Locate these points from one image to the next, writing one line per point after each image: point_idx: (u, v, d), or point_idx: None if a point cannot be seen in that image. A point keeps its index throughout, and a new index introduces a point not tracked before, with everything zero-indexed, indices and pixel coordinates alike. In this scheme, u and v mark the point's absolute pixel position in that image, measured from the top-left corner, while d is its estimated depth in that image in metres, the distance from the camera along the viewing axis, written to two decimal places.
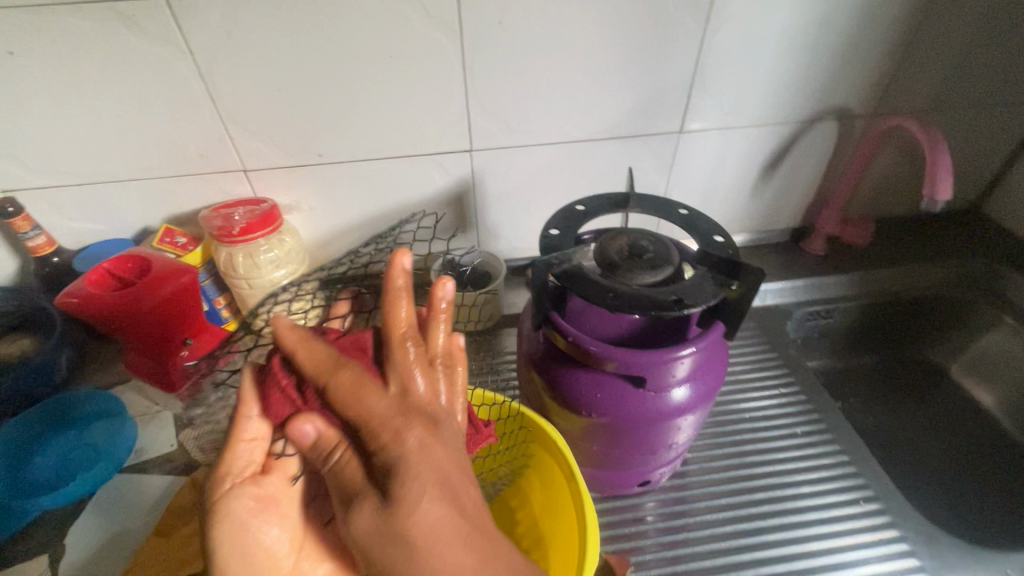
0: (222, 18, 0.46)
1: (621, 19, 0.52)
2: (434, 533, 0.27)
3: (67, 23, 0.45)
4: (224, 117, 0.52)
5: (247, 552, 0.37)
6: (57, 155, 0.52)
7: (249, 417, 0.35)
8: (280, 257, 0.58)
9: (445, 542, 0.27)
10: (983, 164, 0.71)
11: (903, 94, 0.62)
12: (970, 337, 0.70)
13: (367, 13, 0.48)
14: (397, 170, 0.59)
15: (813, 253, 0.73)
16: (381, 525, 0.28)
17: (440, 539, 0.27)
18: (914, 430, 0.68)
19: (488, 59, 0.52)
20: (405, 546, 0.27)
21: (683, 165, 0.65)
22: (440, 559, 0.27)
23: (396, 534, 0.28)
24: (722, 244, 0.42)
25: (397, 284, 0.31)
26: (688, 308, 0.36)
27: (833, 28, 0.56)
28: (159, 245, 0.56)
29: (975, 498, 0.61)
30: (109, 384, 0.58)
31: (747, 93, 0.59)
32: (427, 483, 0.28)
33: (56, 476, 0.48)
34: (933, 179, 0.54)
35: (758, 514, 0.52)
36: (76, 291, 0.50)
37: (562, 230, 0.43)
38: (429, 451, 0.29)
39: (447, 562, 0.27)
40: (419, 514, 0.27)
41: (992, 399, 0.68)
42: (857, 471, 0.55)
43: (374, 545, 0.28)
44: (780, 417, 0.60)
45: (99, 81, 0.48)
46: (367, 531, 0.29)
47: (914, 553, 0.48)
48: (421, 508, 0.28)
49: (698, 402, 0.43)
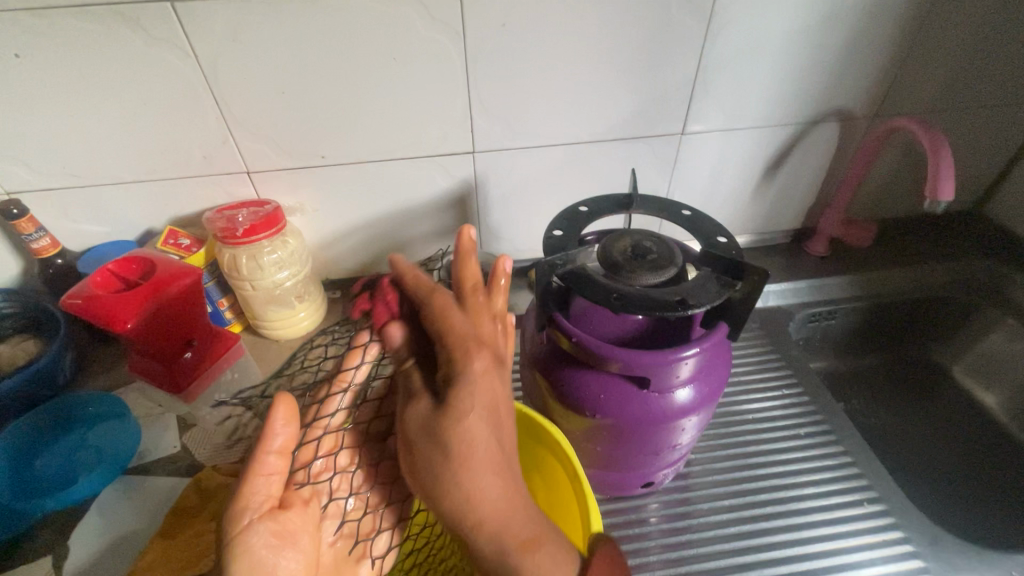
0: (226, 21, 0.47)
1: (623, 21, 0.52)
2: (475, 453, 0.32)
3: (72, 26, 0.45)
4: (228, 119, 0.52)
5: None
6: (61, 157, 0.52)
7: (270, 451, 0.34)
8: (283, 259, 0.58)
9: (485, 461, 0.32)
10: (985, 165, 0.71)
11: (904, 95, 0.62)
12: (973, 337, 0.70)
13: (371, 15, 0.48)
14: (400, 171, 0.59)
15: (815, 254, 0.74)
16: (433, 434, 0.32)
17: (477, 455, 0.32)
18: (917, 432, 0.68)
19: (491, 61, 0.53)
20: (451, 445, 0.32)
21: (685, 166, 0.65)
22: (472, 473, 0.32)
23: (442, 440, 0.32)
24: (725, 245, 0.42)
25: (468, 254, 0.37)
26: (692, 309, 0.36)
27: (834, 29, 0.56)
28: (163, 246, 0.56)
29: (979, 499, 0.61)
30: (113, 385, 0.58)
31: (749, 95, 0.60)
32: (480, 406, 0.32)
33: (63, 477, 0.49)
34: (935, 180, 0.55)
35: (762, 515, 0.52)
36: (77, 293, 0.49)
37: (566, 231, 0.44)
38: (491, 378, 0.33)
39: (477, 476, 0.32)
40: (468, 437, 0.32)
41: (995, 400, 0.68)
42: (861, 472, 0.55)
43: (422, 453, 0.33)
44: (783, 418, 0.60)
45: (104, 84, 0.49)
46: (417, 425, 0.33)
47: (918, 554, 0.48)
48: (468, 432, 0.32)
49: (702, 403, 0.43)
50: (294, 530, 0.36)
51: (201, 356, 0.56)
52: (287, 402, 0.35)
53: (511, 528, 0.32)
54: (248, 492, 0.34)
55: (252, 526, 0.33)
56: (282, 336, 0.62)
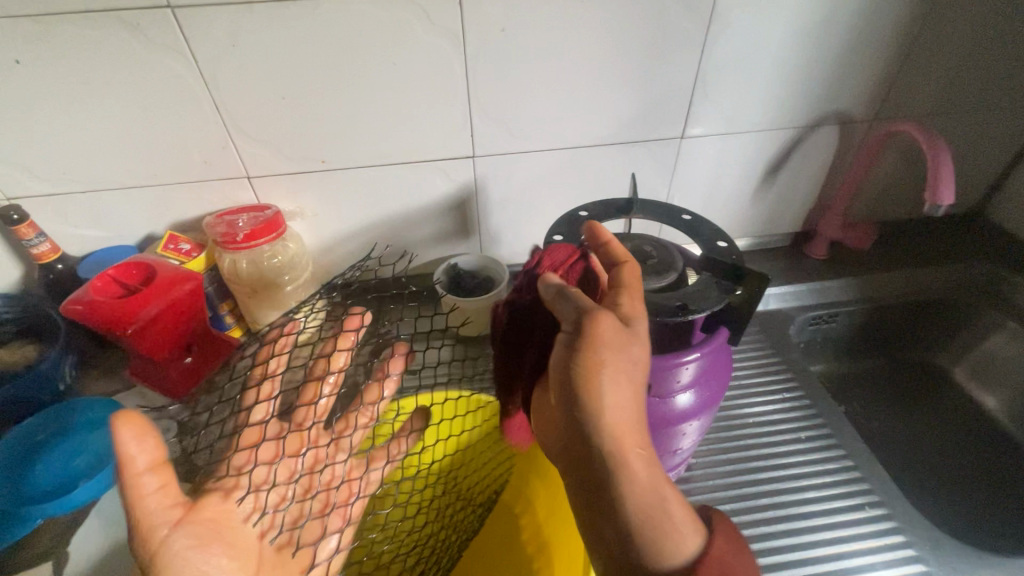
0: (227, 27, 0.47)
1: (622, 26, 0.52)
2: (634, 380, 0.32)
3: (73, 32, 0.45)
4: (229, 125, 0.53)
5: None
6: (61, 162, 0.52)
7: (140, 472, 0.30)
8: (284, 263, 0.59)
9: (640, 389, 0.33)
10: (985, 168, 0.71)
11: (903, 98, 0.62)
12: (974, 340, 0.70)
13: (371, 20, 0.48)
14: (400, 176, 0.59)
15: (815, 257, 0.74)
16: (607, 359, 0.32)
17: (638, 374, 0.33)
18: (918, 435, 0.68)
19: (491, 66, 0.53)
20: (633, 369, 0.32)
21: (685, 170, 0.65)
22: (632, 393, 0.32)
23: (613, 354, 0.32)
24: (726, 249, 0.42)
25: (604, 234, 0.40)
26: (692, 314, 0.36)
27: (833, 33, 0.56)
28: (163, 251, 0.55)
29: (980, 503, 0.60)
30: (113, 390, 0.58)
31: (749, 99, 0.60)
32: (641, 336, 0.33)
33: (61, 483, 0.48)
34: (934, 184, 0.55)
35: (763, 519, 0.52)
36: (80, 298, 0.50)
37: (566, 236, 0.44)
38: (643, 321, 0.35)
39: (626, 395, 0.32)
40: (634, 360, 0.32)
41: (997, 403, 0.68)
42: (862, 476, 0.54)
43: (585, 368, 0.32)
44: (784, 422, 0.60)
45: (104, 89, 0.49)
46: (610, 336, 0.32)
47: (921, 558, 0.48)
48: (636, 361, 0.32)
49: (703, 408, 0.43)
50: (218, 533, 0.34)
51: (201, 360, 0.56)
52: (134, 420, 0.29)
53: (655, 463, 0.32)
54: (155, 517, 0.31)
55: (169, 540, 0.31)
56: None
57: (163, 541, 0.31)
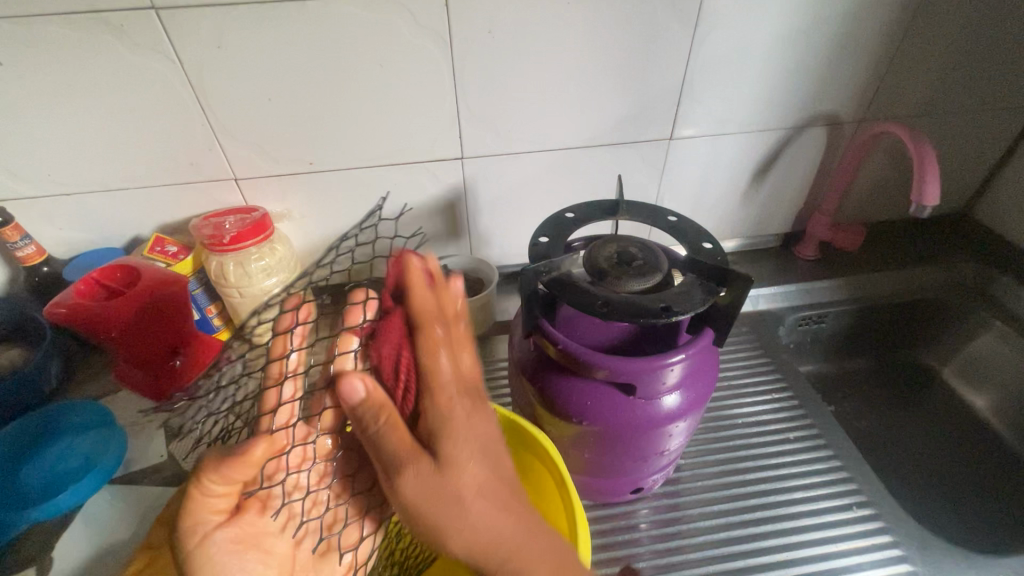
0: (212, 29, 0.46)
1: (609, 27, 0.52)
2: (478, 520, 0.31)
3: (55, 33, 0.45)
4: (215, 127, 0.52)
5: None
6: (46, 165, 0.52)
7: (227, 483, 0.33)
8: (272, 265, 0.58)
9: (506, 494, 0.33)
10: (972, 169, 0.71)
11: (890, 100, 0.63)
12: (961, 340, 0.70)
13: (357, 21, 0.48)
14: (388, 177, 0.59)
15: (805, 258, 0.74)
16: (432, 486, 0.30)
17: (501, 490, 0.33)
18: (907, 434, 0.68)
19: (478, 68, 0.53)
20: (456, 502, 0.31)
21: (675, 171, 0.65)
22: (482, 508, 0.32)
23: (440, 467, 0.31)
24: (711, 251, 0.42)
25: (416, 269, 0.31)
26: (677, 315, 0.36)
27: (820, 36, 0.56)
28: (150, 254, 0.55)
29: (968, 502, 0.61)
30: (100, 394, 0.58)
31: (737, 100, 0.60)
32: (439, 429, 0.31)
33: (47, 485, 0.48)
34: (920, 185, 0.55)
35: (752, 520, 0.52)
36: (64, 300, 0.50)
37: (552, 238, 0.44)
38: (475, 420, 0.32)
39: (490, 518, 0.32)
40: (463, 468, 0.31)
41: (985, 403, 0.68)
42: (850, 476, 0.55)
43: (420, 494, 0.30)
44: (773, 422, 0.60)
45: (88, 91, 0.48)
46: (461, 452, 0.31)
47: (907, 558, 0.48)
48: (468, 466, 0.31)
49: (689, 409, 0.43)
50: (255, 540, 0.37)
51: (189, 363, 0.54)
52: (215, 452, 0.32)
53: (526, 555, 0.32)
54: (199, 517, 0.33)
55: (211, 535, 0.34)
56: None
57: (207, 545, 0.34)
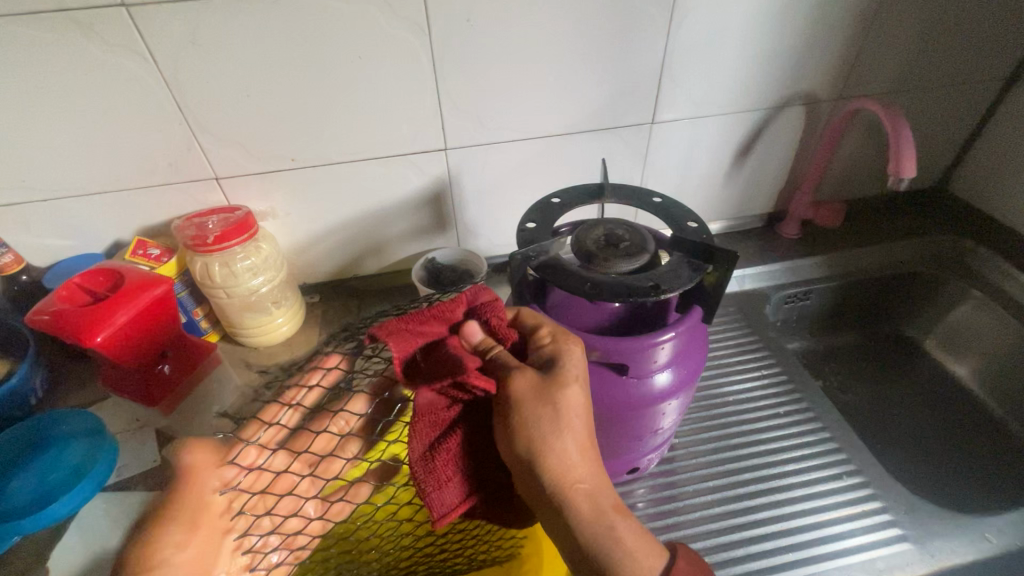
0: (185, 25, 0.46)
1: (587, 13, 0.52)
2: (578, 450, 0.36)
3: (19, 33, 0.43)
4: (192, 125, 0.52)
5: (561, 448, 0.35)
6: (19, 171, 0.51)
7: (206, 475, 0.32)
8: (258, 264, 0.58)
9: (574, 440, 0.36)
10: (946, 144, 0.73)
11: (866, 77, 0.64)
12: (943, 310, 0.72)
13: (333, 11, 0.47)
14: (372, 171, 0.58)
15: (787, 236, 0.75)
16: (530, 396, 0.36)
17: (572, 419, 0.36)
18: (891, 406, 0.70)
19: (458, 57, 0.53)
20: (556, 414, 0.36)
21: (657, 154, 0.65)
22: (562, 435, 0.36)
23: (564, 430, 0.36)
24: (695, 230, 0.42)
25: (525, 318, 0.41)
26: (665, 293, 0.37)
27: (792, 17, 0.57)
28: (132, 257, 0.55)
29: (950, 466, 0.63)
30: (87, 402, 0.57)
31: (716, 83, 0.61)
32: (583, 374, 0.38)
33: (33, 500, 0.46)
34: (898, 158, 0.56)
35: (747, 494, 0.53)
36: (44, 308, 0.48)
37: (539, 223, 0.44)
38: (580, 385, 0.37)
39: (572, 441, 0.36)
40: (567, 389, 0.36)
41: (966, 370, 0.70)
42: (839, 446, 0.56)
43: (525, 393, 0.36)
44: (763, 398, 0.61)
45: (58, 94, 0.47)
46: (524, 393, 0.36)
47: (896, 522, 0.50)
48: (571, 424, 0.36)
49: (681, 387, 0.44)
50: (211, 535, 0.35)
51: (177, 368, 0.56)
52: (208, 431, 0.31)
53: (603, 495, 0.36)
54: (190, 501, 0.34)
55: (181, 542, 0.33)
56: (259, 342, 0.62)
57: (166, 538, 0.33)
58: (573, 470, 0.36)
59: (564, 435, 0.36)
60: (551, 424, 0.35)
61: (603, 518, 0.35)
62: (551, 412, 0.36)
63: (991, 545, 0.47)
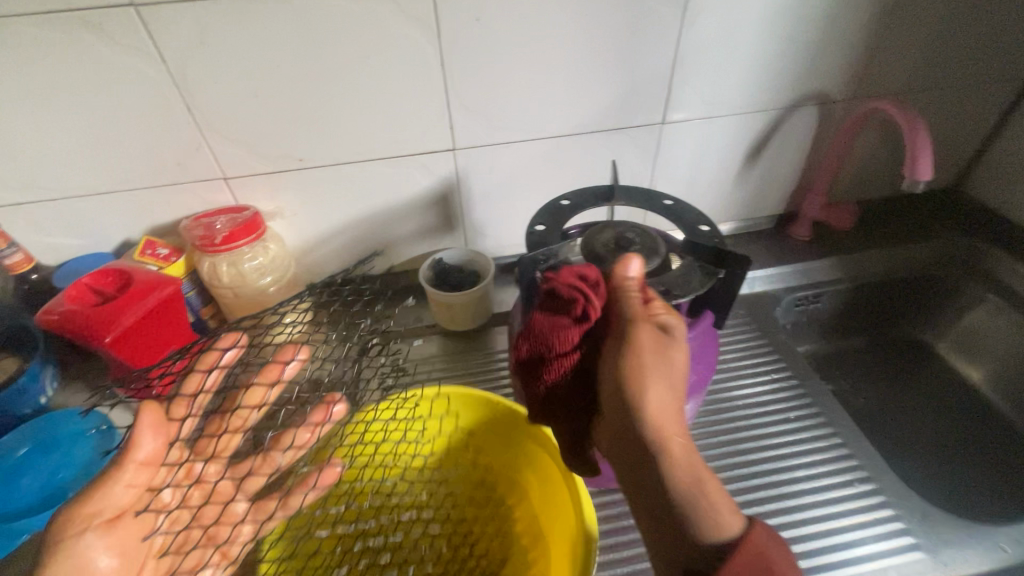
0: (194, 25, 0.46)
1: (598, 13, 0.52)
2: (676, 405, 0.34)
3: (29, 33, 0.44)
4: (201, 125, 0.51)
5: (661, 402, 0.34)
6: (30, 171, 0.51)
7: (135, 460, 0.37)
8: (265, 265, 0.58)
9: (674, 396, 0.34)
10: (963, 145, 0.72)
11: (881, 77, 0.63)
12: (958, 314, 0.71)
13: (342, 11, 0.47)
14: (380, 171, 0.58)
15: (798, 238, 0.74)
16: (650, 343, 0.35)
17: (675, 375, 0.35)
18: (904, 411, 0.69)
19: (467, 57, 0.52)
20: (662, 366, 0.34)
21: (667, 155, 0.65)
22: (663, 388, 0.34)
23: (664, 381, 0.34)
24: (708, 234, 0.42)
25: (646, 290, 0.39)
26: (677, 299, 0.38)
27: (807, 15, 0.56)
28: (140, 257, 0.54)
29: (964, 473, 0.62)
30: (95, 400, 0.57)
31: (728, 83, 0.60)
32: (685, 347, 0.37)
33: (44, 497, 0.46)
34: (914, 160, 0.55)
35: (757, 500, 0.52)
36: (54, 309, 0.49)
37: (548, 226, 0.43)
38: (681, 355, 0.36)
39: (669, 398, 0.34)
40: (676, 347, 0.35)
41: (981, 375, 0.69)
42: (850, 452, 0.55)
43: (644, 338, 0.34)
44: (773, 402, 0.60)
45: (68, 94, 0.47)
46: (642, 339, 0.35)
47: (909, 530, 0.49)
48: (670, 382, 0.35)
49: (691, 391, 0.43)
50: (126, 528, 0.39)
51: None
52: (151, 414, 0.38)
53: (694, 451, 0.33)
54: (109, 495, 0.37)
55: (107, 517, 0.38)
56: None
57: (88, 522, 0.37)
58: (672, 427, 0.33)
59: (666, 388, 0.34)
60: (656, 373, 0.34)
61: (693, 473, 0.32)
62: (659, 363, 0.34)
63: (1006, 555, 0.47)
